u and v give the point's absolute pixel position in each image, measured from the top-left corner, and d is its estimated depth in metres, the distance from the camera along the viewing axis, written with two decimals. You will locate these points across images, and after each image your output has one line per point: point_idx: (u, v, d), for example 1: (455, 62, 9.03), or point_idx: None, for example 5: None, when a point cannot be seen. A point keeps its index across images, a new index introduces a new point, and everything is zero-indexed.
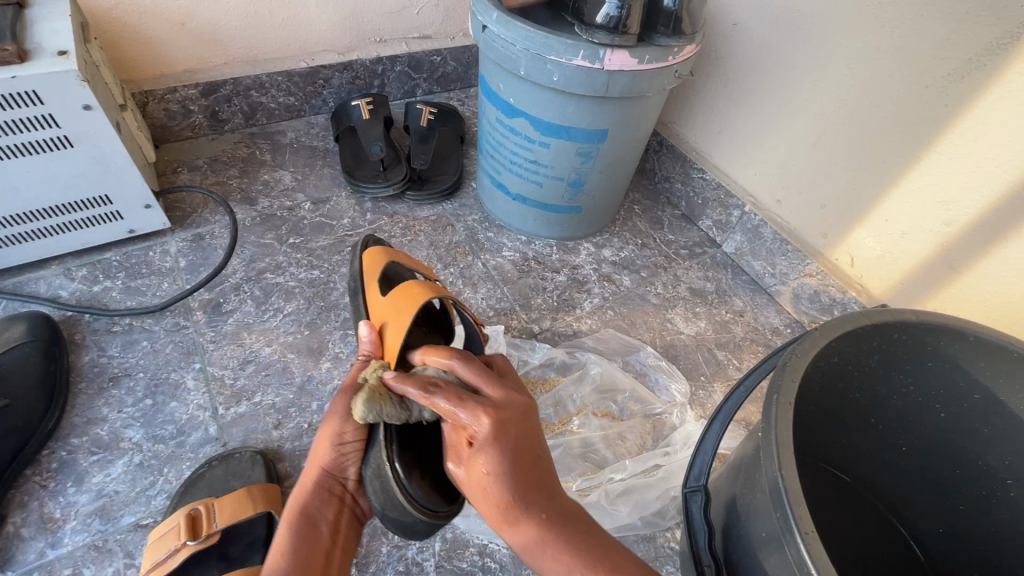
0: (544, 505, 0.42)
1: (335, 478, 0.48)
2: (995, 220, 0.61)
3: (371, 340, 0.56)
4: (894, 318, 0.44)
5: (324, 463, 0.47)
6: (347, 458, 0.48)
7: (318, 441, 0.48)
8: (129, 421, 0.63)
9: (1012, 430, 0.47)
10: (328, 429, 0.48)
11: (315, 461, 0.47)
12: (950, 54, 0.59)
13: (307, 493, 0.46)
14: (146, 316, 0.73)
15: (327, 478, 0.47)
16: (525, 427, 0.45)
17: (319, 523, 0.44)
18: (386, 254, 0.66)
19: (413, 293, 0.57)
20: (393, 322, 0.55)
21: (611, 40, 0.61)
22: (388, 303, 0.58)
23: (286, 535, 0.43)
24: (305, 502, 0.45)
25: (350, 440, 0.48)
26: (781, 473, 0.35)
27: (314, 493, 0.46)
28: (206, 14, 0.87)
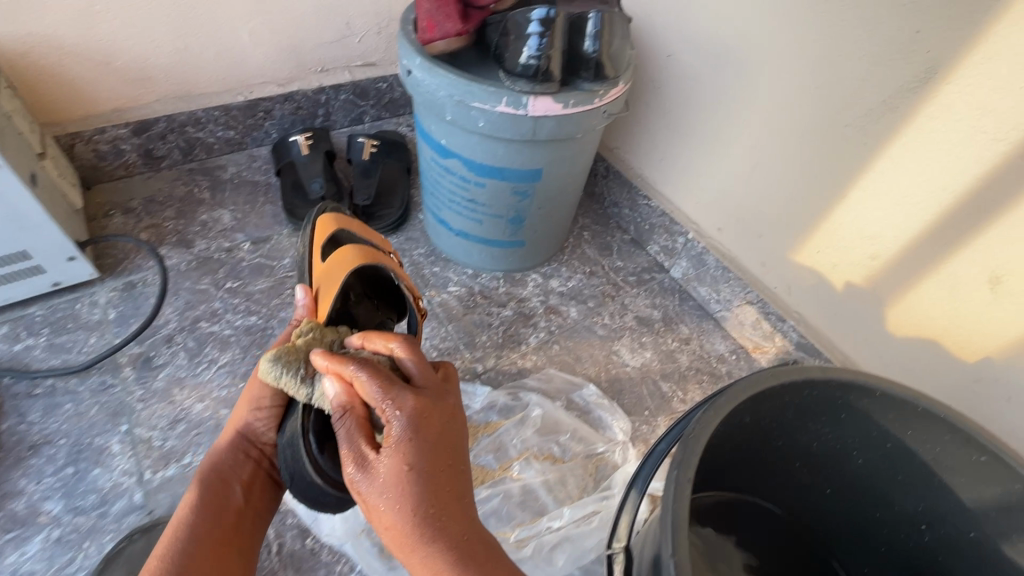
0: (448, 519, 0.39)
1: (251, 441, 0.55)
2: (915, 255, 0.62)
3: (304, 303, 0.60)
4: (803, 375, 0.45)
5: (241, 425, 0.55)
6: (262, 424, 0.56)
7: (239, 405, 0.56)
8: (48, 492, 0.61)
9: (923, 478, 0.47)
10: (246, 396, 0.56)
11: (231, 424, 0.56)
12: (867, 94, 0.60)
13: (224, 450, 0.54)
14: (70, 376, 0.70)
15: (243, 440, 0.55)
16: (447, 428, 0.43)
17: (230, 480, 0.52)
18: (332, 221, 0.69)
19: (346, 258, 0.62)
20: (324, 287, 0.60)
21: (532, 88, 0.61)
22: (324, 270, 0.63)
23: (201, 490, 0.51)
24: (222, 456, 0.53)
25: (266, 407, 0.56)
26: (674, 559, 0.35)
27: (230, 451, 0.54)
28: (131, 53, 0.85)
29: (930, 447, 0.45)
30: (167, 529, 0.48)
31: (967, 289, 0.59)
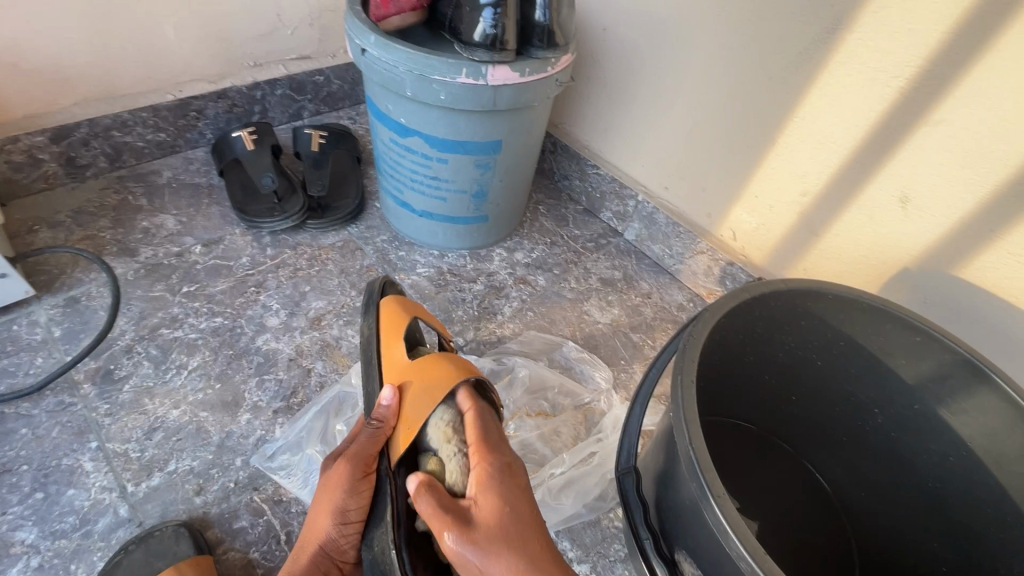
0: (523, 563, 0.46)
1: (331, 552, 0.49)
2: (838, 187, 0.71)
3: (390, 403, 0.52)
4: (769, 288, 0.51)
5: (325, 540, 0.48)
6: (345, 536, 0.49)
7: (318, 514, 0.49)
8: (18, 522, 0.56)
9: (871, 366, 0.55)
10: (327, 507, 0.48)
11: (313, 534, 0.49)
12: (783, 49, 0.69)
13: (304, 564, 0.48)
14: (20, 400, 0.64)
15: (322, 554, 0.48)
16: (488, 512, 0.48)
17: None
18: (406, 308, 0.61)
19: (444, 367, 0.55)
20: (416, 389, 0.53)
21: (491, 57, 0.63)
22: (415, 364, 0.55)
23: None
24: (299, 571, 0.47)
25: (352, 519, 0.49)
26: (693, 446, 0.39)
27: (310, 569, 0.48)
28: (43, 53, 0.78)
29: (877, 337, 0.53)
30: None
31: (883, 210, 0.68)
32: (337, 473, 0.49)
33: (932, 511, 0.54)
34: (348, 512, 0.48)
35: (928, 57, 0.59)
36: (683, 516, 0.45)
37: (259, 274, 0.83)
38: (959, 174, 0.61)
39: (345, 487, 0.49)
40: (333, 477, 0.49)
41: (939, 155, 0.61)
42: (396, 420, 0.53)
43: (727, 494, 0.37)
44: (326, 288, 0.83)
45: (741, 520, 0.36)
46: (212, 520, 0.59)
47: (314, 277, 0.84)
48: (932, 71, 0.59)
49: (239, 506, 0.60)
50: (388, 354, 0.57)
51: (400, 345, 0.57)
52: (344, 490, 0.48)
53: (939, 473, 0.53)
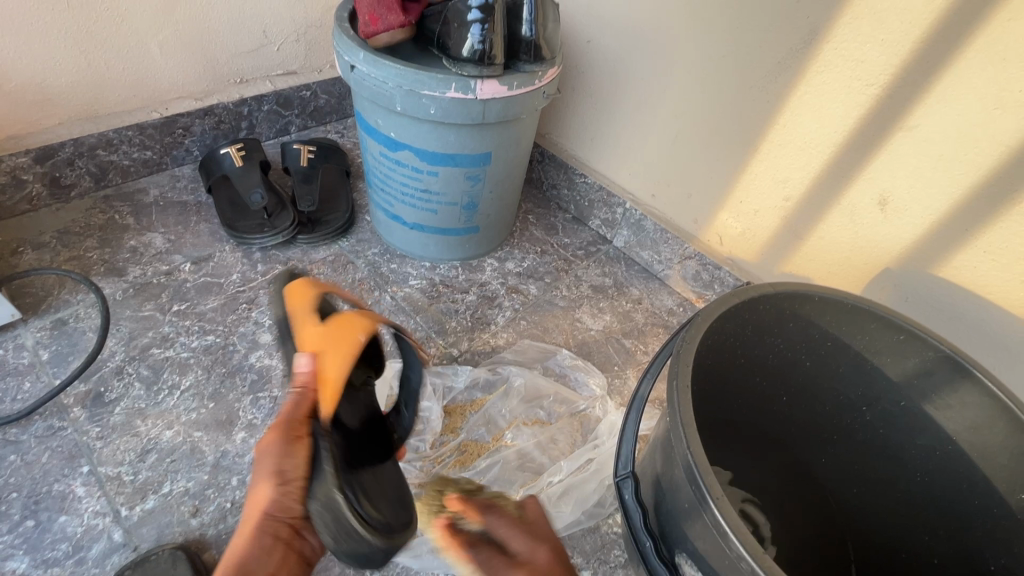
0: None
1: (280, 515, 0.46)
2: (820, 192, 0.73)
3: (307, 368, 0.51)
4: (757, 292, 0.52)
5: (268, 507, 0.45)
6: (290, 498, 0.46)
7: (257, 483, 0.46)
8: (9, 551, 0.55)
9: (858, 366, 0.56)
10: (265, 470, 0.46)
11: (257, 505, 0.46)
12: (762, 60, 0.71)
13: (249, 540, 0.44)
14: (8, 426, 0.63)
15: (270, 521, 0.45)
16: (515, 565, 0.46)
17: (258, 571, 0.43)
18: (315, 285, 0.60)
19: (355, 325, 0.56)
20: (332, 350, 0.53)
21: (479, 72, 0.65)
22: (327, 329, 0.54)
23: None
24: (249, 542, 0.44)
25: (294, 477, 0.46)
26: (691, 450, 0.39)
27: (262, 536, 0.45)
28: (26, 73, 0.78)
29: (862, 336, 0.54)
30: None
31: (864, 213, 0.70)
32: (267, 438, 0.47)
33: (922, 504, 0.55)
34: (289, 469, 0.46)
35: (899, 64, 0.61)
36: (682, 520, 0.45)
37: (250, 290, 0.82)
38: (934, 177, 0.63)
39: (276, 448, 0.46)
40: (262, 443, 0.47)
41: (914, 158, 0.64)
42: (316, 382, 0.52)
43: (726, 497, 0.38)
44: None
45: (741, 522, 0.37)
46: (209, 541, 0.58)
47: None
48: (905, 78, 0.61)
49: (237, 527, 0.59)
50: (301, 326, 0.55)
51: (311, 313, 0.56)
52: (275, 451, 0.46)
53: (927, 467, 0.55)
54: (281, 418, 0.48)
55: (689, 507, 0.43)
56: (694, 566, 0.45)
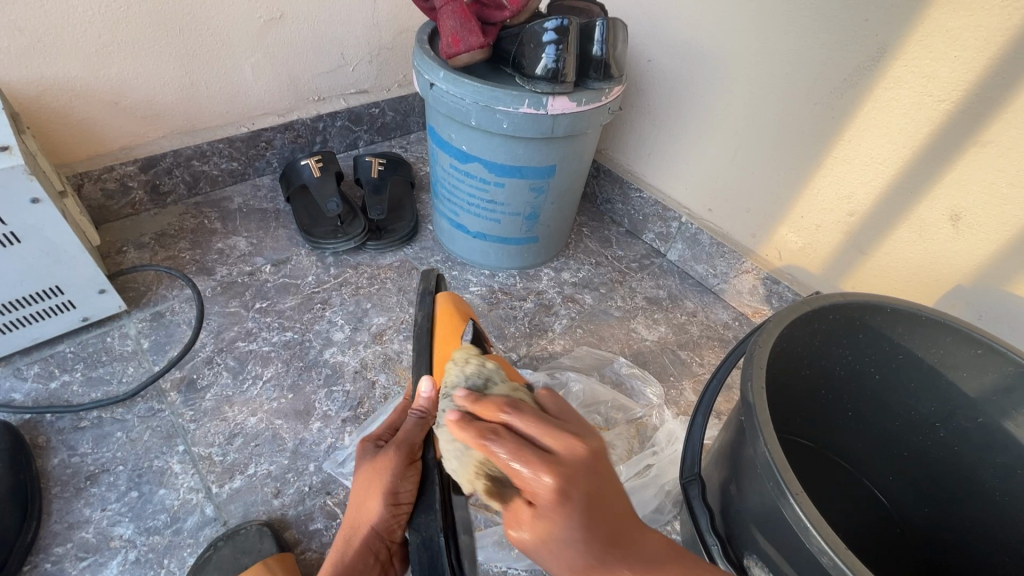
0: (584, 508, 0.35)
1: (382, 539, 0.47)
2: (884, 208, 0.73)
3: (428, 394, 0.51)
4: (828, 301, 0.52)
5: (374, 525, 0.46)
6: (396, 522, 0.47)
7: (368, 497, 0.46)
8: (116, 518, 0.61)
9: (932, 380, 0.56)
10: (378, 490, 0.46)
11: (365, 518, 0.46)
12: (828, 77, 0.72)
13: (355, 554, 0.45)
14: (115, 406, 0.70)
15: (374, 540, 0.46)
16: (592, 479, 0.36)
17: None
18: (461, 308, 0.60)
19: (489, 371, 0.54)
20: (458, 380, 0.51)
21: (552, 88, 0.68)
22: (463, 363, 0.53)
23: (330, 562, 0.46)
24: (349, 559, 0.45)
25: (403, 502, 0.46)
26: (768, 448, 0.41)
27: (362, 557, 0.46)
28: (140, 91, 0.87)
29: (936, 351, 0.54)
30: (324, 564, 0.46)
31: (933, 229, 0.69)
32: (389, 457, 0.47)
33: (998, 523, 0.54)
34: (401, 491, 0.46)
35: (974, 80, 0.61)
36: (750, 520, 0.46)
37: (324, 291, 0.88)
38: (1010, 193, 0.62)
39: (395, 469, 0.46)
40: (383, 457, 0.47)
41: (990, 174, 0.63)
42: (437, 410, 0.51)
43: (805, 493, 0.39)
44: (386, 305, 0.87)
45: (820, 517, 0.38)
46: (290, 521, 0.62)
47: (374, 295, 0.88)
48: (981, 95, 0.61)
49: (315, 509, 0.63)
50: (442, 352, 0.55)
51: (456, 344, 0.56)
52: (393, 472, 0.46)
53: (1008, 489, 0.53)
54: (403, 436, 0.48)
55: (761, 505, 0.44)
56: (763, 566, 0.46)
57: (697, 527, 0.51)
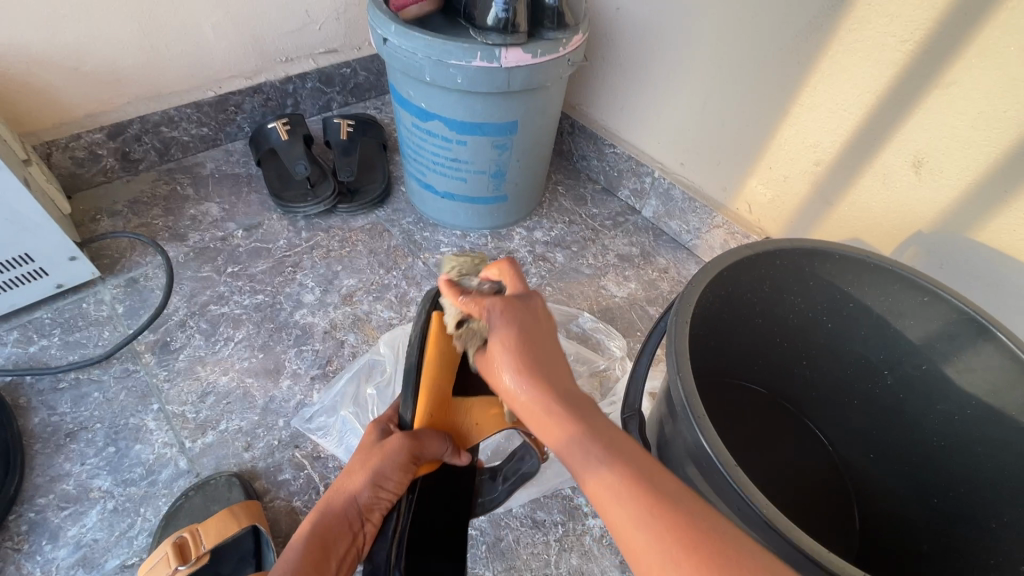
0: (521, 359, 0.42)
1: (359, 515, 0.48)
2: (850, 155, 0.71)
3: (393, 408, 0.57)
4: (774, 247, 0.53)
5: (357, 497, 0.48)
6: (377, 504, 0.49)
7: (360, 465, 0.49)
8: (95, 471, 0.64)
9: (879, 328, 0.56)
10: (372, 466, 0.49)
11: (350, 487, 0.48)
12: (793, 19, 0.69)
13: (333, 517, 0.47)
14: (91, 367, 0.72)
15: (352, 513, 0.48)
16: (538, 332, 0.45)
17: (334, 555, 0.45)
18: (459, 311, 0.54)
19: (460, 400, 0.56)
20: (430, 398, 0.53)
21: (503, 39, 0.67)
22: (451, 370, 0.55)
23: (309, 524, 0.46)
24: (326, 520, 0.46)
25: (388, 488, 0.49)
26: (686, 395, 0.42)
27: (338, 522, 0.47)
28: (100, 56, 0.86)
29: (883, 298, 0.54)
30: (308, 516, 0.47)
31: (897, 175, 0.68)
32: (395, 443, 0.50)
33: (937, 467, 0.55)
34: (387, 481, 0.49)
35: (938, 16, 0.58)
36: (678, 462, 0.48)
37: (295, 255, 0.89)
38: (971, 136, 0.61)
39: (391, 457, 0.49)
40: (389, 441, 0.50)
41: (951, 117, 0.61)
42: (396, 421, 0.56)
43: (716, 433, 0.40)
44: (356, 267, 0.88)
45: (729, 456, 0.39)
46: (260, 472, 0.65)
47: (345, 258, 0.89)
48: (944, 33, 0.59)
49: (283, 461, 0.66)
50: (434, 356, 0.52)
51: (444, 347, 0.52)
52: (390, 460, 0.49)
53: (944, 431, 0.54)
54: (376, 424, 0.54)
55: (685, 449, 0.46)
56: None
57: None
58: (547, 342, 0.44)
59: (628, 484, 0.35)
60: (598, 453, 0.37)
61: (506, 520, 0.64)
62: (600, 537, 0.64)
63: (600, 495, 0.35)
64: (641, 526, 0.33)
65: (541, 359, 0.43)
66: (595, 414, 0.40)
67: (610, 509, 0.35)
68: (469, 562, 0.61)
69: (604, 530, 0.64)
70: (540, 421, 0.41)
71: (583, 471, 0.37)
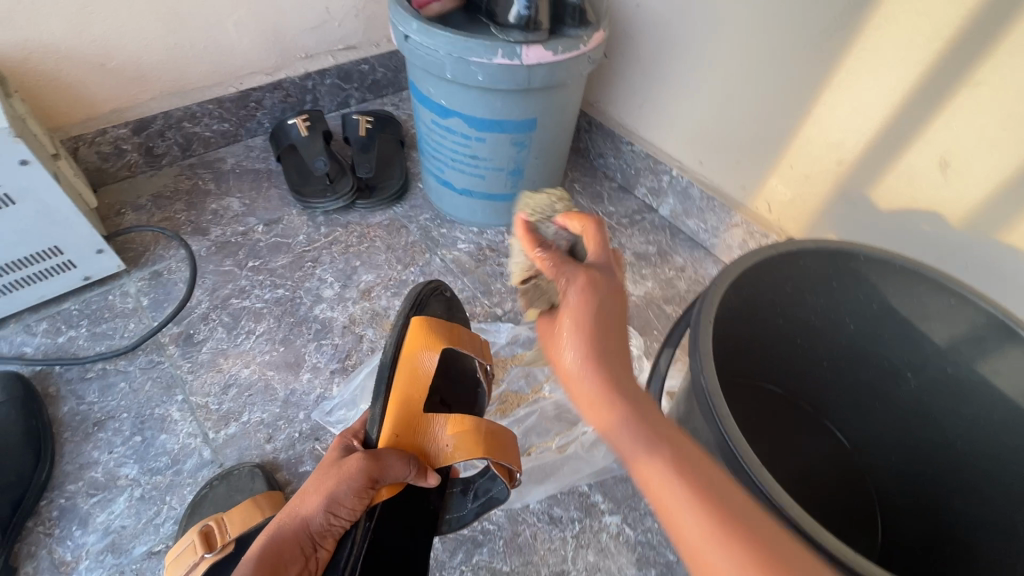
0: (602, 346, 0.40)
1: (311, 539, 0.48)
2: (875, 155, 0.71)
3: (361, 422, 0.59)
4: (798, 247, 0.52)
5: (310, 521, 0.48)
6: (331, 528, 0.48)
7: (317, 487, 0.49)
8: (122, 459, 0.66)
9: (903, 330, 0.55)
10: (326, 488, 0.49)
11: (303, 509, 0.48)
12: (818, 17, 0.68)
13: (283, 541, 0.47)
14: (118, 358, 0.74)
15: (304, 537, 0.47)
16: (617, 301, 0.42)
17: None
18: (435, 328, 0.57)
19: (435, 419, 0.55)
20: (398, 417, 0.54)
21: (525, 37, 0.67)
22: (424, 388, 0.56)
23: (260, 544, 0.47)
24: (276, 541, 0.46)
25: (343, 513, 0.49)
26: (710, 394, 0.42)
27: (289, 545, 0.46)
28: (126, 52, 0.87)
29: (909, 300, 0.53)
30: (261, 535, 0.48)
31: (922, 176, 0.67)
32: (351, 465, 0.49)
33: (962, 471, 0.54)
34: (342, 502, 0.48)
35: (970, 14, 0.57)
36: None
37: (315, 250, 0.90)
38: (1000, 136, 0.60)
39: (347, 480, 0.49)
40: (347, 462, 0.49)
41: (980, 117, 0.61)
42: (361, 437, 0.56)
43: (741, 433, 0.40)
44: (375, 263, 0.89)
45: (754, 456, 0.39)
46: (282, 464, 0.66)
47: (364, 253, 0.90)
48: (975, 31, 0.58)
49: (304, 453, 0.67)
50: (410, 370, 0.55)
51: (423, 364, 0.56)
52: (345, 483, 0.48)
53: (969, 435, 0.53)
54: (337, 440, 0.54)
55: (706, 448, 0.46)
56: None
57: None
58: (619, 316, 0.41)
59: (677, 477, 0.35)
60: (650, 446, 0.36)
61: (524, 515, 0.64)
62: (617, 534, 0.64)
63: (655, 487, 0.35)
64: (693, 520, 0.33)
65: (613, 341, 0.40)
66: (646, 408, 0.38)
67: (669, 503, 0.34)
68: (487, 556, 0.61)
69: (621, 527, 0.65)
70: (603, 412, 0.38)
71: (643, 468, 0.36)
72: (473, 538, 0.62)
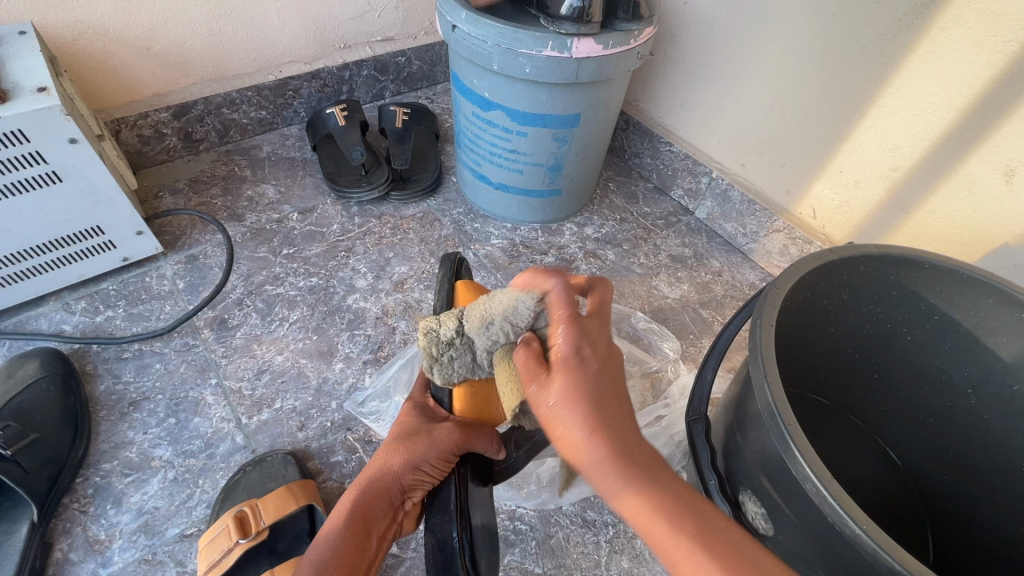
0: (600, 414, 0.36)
1: (400, 494, 0.50)
2: (933, 162, 0.68)
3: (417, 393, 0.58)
4: (860, 252, 0.50)
5: (399, 480, 0.50)
6: (419, 485, 0.50)
7: (406, 448, 0.50)
8: (156, 441, 0.66)
9: (966, 344, 0.53)
10: (416, 452, 0.49)
11: (393, 468, 0.50)
12: (882, 17, 0.66)
13: (375, 496, 0.48)
14: (154, 340, 0.74)
15: (395, 493, 0.49)
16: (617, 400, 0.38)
17: (373, 530, 0.47)
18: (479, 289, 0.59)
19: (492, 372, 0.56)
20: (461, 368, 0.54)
21: (577, 29, 0.65)
22: None
23: (355, 498, 0.48)
24: (365, 499, 0.48)
25: (429, 476, 0.50)
26: (774, 399, 0.40)
27: (380, 501, 0.48)
28: (171, 37, 0.88)
29: (975, 313, 0.51)
30: (350, 489, 0.49)
31: (985, 185, 0.65)
32: (443, 436, 0.50)
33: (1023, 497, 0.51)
34: (427, 467, 0.50)
35: None
36: (751, 468, 0.46)
37: (348, 240, 0.89)
38: None
39: (438, 447, 0.50)
40: (439, 433, 0.50)
41: None
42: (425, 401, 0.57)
43: (808, 443, 0.38)
44: (408, 255, 0.88)
45: (823, 467, 0.37)
46: (314, 452, 0.66)
47: (397, 245, 0.90)
48: None
49: (336, 443, 0.67)
50: None
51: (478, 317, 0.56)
52: (435, 449, 0.49)
53: None
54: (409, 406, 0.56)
55: (762, 456, 0.44)
56: (756, 503, 0.47)
57: (696, 464, 0.51)
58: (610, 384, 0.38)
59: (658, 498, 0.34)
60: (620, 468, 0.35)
61: (557, 517, 0.63)
62: None
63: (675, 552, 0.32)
64: (686, 543, 0.32)
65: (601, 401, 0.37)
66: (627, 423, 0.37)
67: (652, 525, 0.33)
68: (519, 557, 0.60)
69: None
70: (584, 449, 0.35)
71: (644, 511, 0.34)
72: (505, 536, 0.61)
